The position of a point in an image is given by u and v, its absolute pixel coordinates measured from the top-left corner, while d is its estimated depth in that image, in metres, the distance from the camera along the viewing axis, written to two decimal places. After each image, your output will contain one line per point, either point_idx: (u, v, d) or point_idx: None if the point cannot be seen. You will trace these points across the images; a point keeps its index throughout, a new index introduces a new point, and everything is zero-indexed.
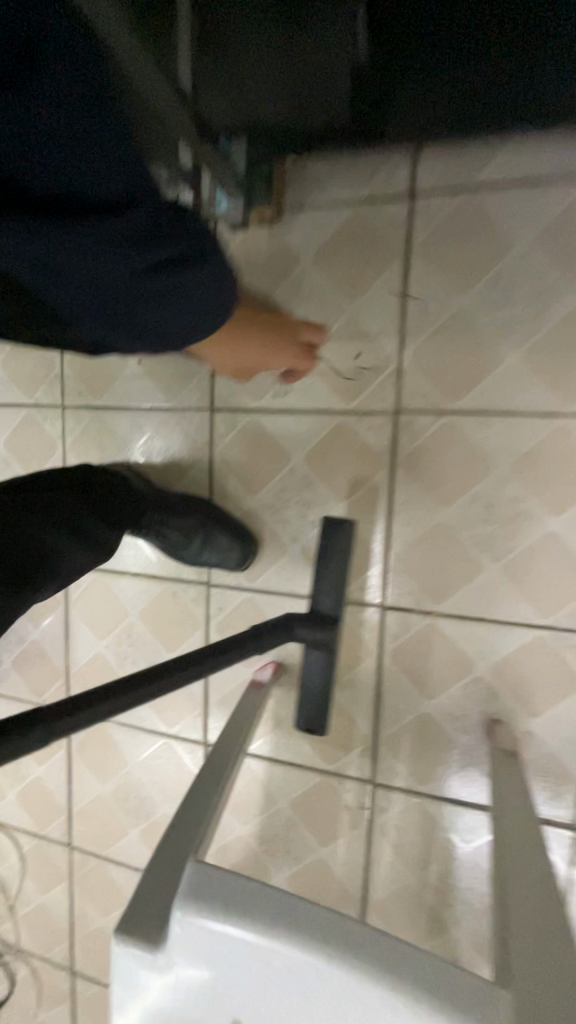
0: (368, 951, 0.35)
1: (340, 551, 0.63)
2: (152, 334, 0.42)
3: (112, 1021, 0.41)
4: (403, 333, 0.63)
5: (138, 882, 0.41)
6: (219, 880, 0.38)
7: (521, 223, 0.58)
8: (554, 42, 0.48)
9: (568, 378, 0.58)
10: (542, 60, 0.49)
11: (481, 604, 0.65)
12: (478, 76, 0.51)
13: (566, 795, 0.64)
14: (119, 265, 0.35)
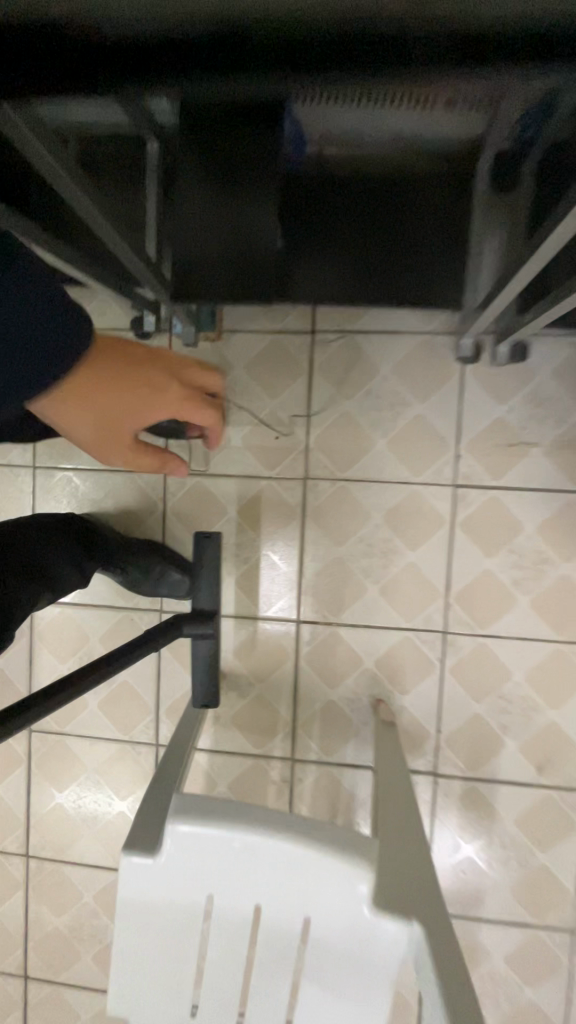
0: (294, 826, 0.58)
1: (212, 556, 0.83)
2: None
3: (118, 912, 0.59)
4: (308, 423, 0.89)
5: (135, 814, 0.61)
6: (195, 802, 0.59)
7: (383, 357, 0.87)
8: (393, 257, 0.77)
9: (417, 459, 0.87)
10: (387, 264, 0.78)
11: (367, 614, 0.91)
12: (351, 269, 0.79)
13: (426, 748, 0.91)
14: None
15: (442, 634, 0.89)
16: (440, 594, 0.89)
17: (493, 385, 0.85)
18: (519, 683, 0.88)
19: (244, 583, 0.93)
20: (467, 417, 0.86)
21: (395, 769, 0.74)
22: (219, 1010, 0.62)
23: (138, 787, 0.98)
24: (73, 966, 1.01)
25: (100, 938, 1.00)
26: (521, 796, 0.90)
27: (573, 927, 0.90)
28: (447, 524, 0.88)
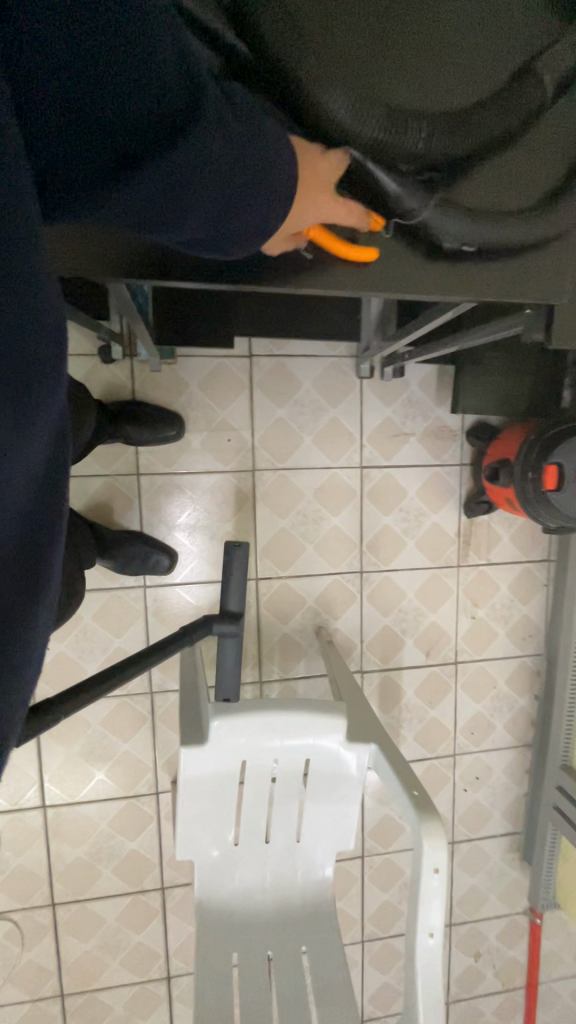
0: (292, 702, 0.90)
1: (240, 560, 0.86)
2: (239, 215, 0.44)
3: (181, 785, 0.86)
4: (252, 426, 1.15)
5: (180, 729, 0.85)
6: (228, 708, 0.88)
7: (305, 374, 1.16)
8: (306, 313, 1.06)
9: (334, 449, 1.19)
10: (300, 318, 1.06)
11: (306, 566, 1.22)
12: (275, 319, 1.05)
13: (354, 654, 1.28)
14: (206, 161, 0.39)
15: (360, 572, 1.25)
16: (357, 544, 1.23)
17: (383, 393, 1.19)
18: (412, 598, 1.28)
19: (212, 555, 1.18)
20: (366, 416, 1.19)
21: (345, 667, 1.07)
22: (255, 837, 0.92)
23: (138, 728, 1.21)
24: (95, 883, 1.23)
25: (117, 854, 1.23)
26: (418, 674, 1.31)
27: (454, 751, 1.36)
28: (359, 493, 1.22)
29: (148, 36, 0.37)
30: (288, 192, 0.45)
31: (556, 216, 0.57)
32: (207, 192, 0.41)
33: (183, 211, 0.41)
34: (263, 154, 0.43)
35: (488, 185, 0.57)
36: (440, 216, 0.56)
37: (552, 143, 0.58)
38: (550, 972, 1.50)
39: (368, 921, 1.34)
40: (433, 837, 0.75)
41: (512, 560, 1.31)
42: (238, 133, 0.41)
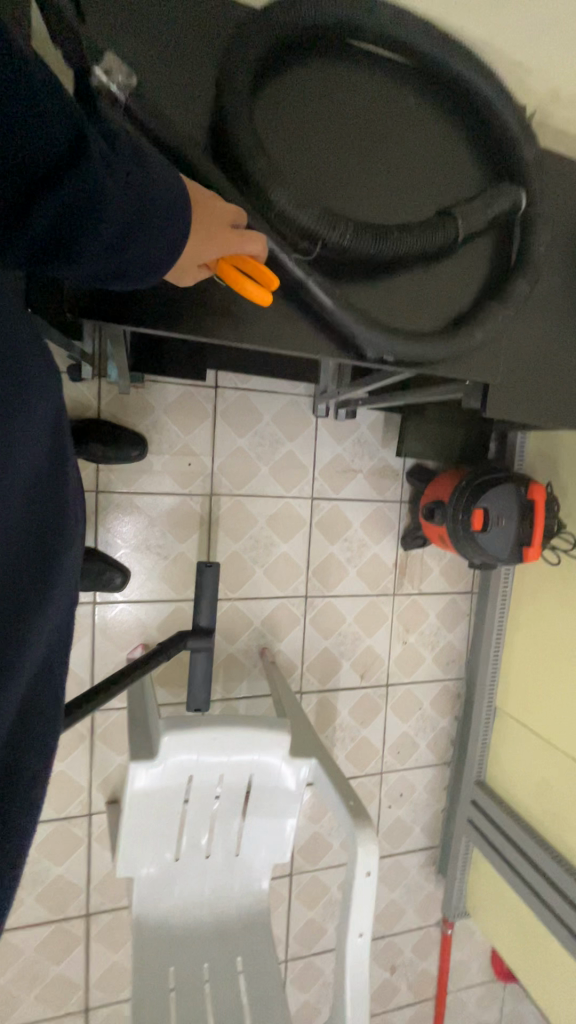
0: (241, 717, 0.95)
1: (213, 578, 0.88)
2: (144, 246, 0.49)
3: (126, 798, 0.88)
4: (212, 452, 1.21)
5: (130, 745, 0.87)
6: (181, 723, 0.91)
7: (265, 408, 1.24)
8: (271, 360, 1.16)
9: (288, 479, 1.27)
10: (265, 363, 1.16)
11: (255, 589, 1.28)
12: (242, 361, 1.14)
13: (295, 674, 1.34)
14: (109, 199, 0.44)
15: (305, 597, 1.32)
16: (304, 570, 1.31)
17: (335, 431, 1.30)
18: (351, 623, 1.37)
19: (164, 575, 1.21)
20: (319, 452, 1.29)
21: (288, 686, 1.13)
22: (196, 853, 0.95)
23: (76, 747, 1.19)
24: (16, 913, 1.17)
25: (42, 880, 1.18)
26: (353, 695, 1.40)
27: (381, 768, 1.45)
28: (308, 523, 1.30)
29: (34, 77, 0.38)
30: (172, 239, 0.50)
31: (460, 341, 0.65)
32: (112, 225, 0.45)
33: (77, 252, 0.45)
34: (146, 199, 0.47)
35: (394, 311, 0.68)
36: (362, 329, 0.61)
37: (453, 284, 0.70)
38: (458, 981, 1.60)
39: (293, 939, 1.38)
40: (367, 842, 0.81)
41: (440, 591, 1.45)
42: (123, 182, 0.45)
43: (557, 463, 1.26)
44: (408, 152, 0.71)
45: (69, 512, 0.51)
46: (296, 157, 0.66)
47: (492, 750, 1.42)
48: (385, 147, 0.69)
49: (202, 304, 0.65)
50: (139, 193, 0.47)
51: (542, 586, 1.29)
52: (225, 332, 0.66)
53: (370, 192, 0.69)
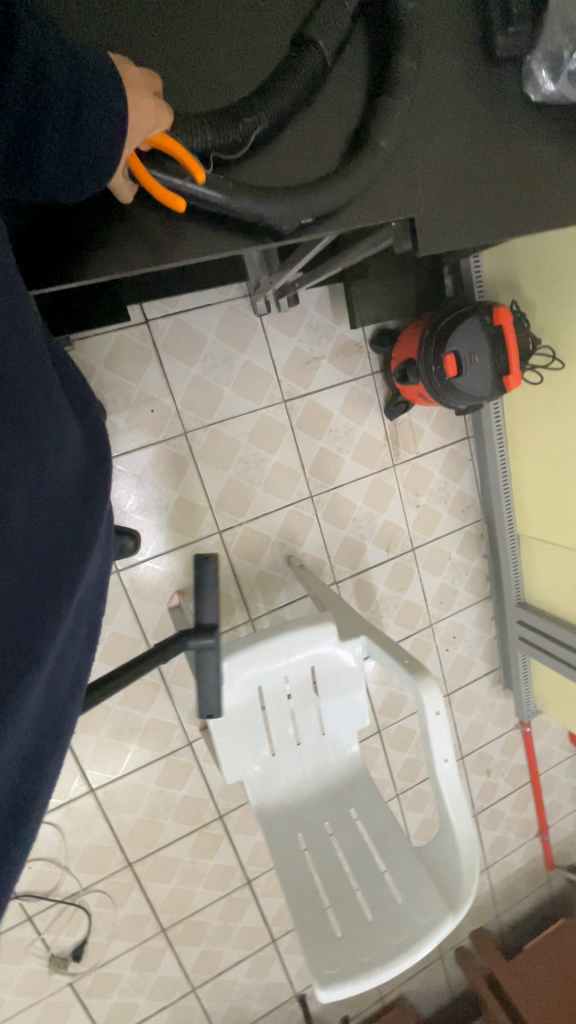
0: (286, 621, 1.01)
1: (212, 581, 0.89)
2: (95, 151, 0.45)
3: (210, 721, 0.97)
4: (171, 391, 1.17)
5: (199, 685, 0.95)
6: (233, 648, 0.98)
7: (206, 325, 1.16)
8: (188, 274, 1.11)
9: (255, 390, 1.23)
10: (182, 280, 1.11)
11: (260, 507, 1.30)
12: (159, 282, 1.09)
13: (325, 569, 1.40)
14: (50, 98, 0.41)
15: (311, 497, 1.34)
16: (301, 472, 1.32)
17: (284, 324, 1.23)
18: (362, 506, 1.40)
19: (171, 523, 1.23)
20: (275, 352, 1.23)
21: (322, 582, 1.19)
22: (288, 743, 1.07)
23: (156, 696, 1.30)
24: (161, 835, 1.36)
25: (173, 803, 1.36)
26: (384, 569, 1.46)
27: (430, 622, 1.55)
28: (289, 426, 1.28)
29: None
30: (118, 135, 0.45)
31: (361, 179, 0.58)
32: (57, 130, 0.43)
33: (35, 155, 0.44)
34: (81, 90, 0.43)
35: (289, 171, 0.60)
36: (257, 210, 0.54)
37: (340, 111, 0.60)
38: (547, 762, 1.84)
39: (398, 776, 1.58)
40: (430, 688, 0.89)
41: (438, 447, 1.45)
42: (56, 65, 0.41)
43: (515, 278, 1.18)
44: None
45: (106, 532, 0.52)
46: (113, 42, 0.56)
47: (525, 575, 1.50)
48: None
49: (149, 232, 0.58)
50: (81, 94, 0.43)
51: (532, 410, 1.28)
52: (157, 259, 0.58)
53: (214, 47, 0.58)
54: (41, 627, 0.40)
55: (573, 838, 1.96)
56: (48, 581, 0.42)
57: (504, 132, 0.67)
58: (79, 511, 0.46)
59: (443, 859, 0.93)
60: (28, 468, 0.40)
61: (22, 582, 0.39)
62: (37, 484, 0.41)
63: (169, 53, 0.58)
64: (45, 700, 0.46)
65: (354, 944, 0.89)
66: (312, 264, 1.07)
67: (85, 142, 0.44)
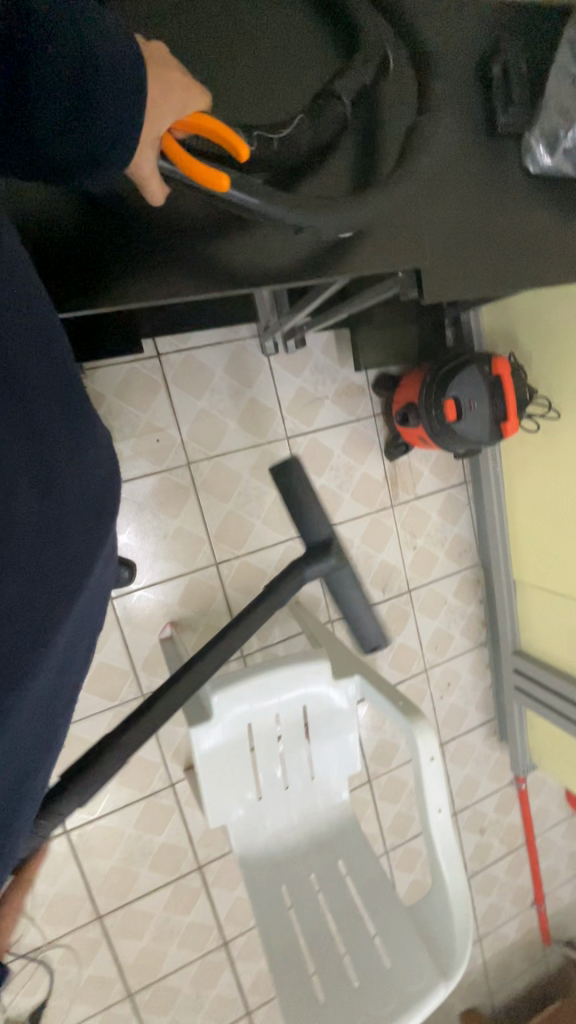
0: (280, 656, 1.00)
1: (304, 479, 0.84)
2: (105, 120, 0.41)
3: (197, 759, 0.94)
4: (177, 422, 1.19)
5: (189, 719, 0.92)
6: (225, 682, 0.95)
7: (214, 361, 1.21)
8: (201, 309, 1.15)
9: (259, 426, 1.26)
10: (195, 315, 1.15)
11: (259, 540, 1.30)
12: (172, 314, 1.13)
13: (320, 606, 1.38)
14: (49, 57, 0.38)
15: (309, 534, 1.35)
16: (301, 508, 1.33)
17: (291, 365, 1.27)
18: (360, 545, 1.40)
19: (168, 552, 1.22)
20: (281, 390, 1.27)
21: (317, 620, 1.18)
22: (275, 786, 1.02)
23: None
24: (134, 885, 1.28)
25: (150, 851, 1.28)
26: (380, 610, 1.45)
27: (424, 667, 1.52)
28: (291, 462, 1.30)
29: None
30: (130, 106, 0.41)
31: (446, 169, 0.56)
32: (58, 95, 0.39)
33: (37, 125, 0.40)
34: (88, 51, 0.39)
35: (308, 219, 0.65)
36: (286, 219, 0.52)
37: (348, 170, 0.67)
38: (542, 824, 1.76)
39: (387, 832, 1.50)
40: (424, 733, 0.87)
41: (436, 490, 1.47)
42: (58, 25, 0.38)
43: (513, 332, 1.24)
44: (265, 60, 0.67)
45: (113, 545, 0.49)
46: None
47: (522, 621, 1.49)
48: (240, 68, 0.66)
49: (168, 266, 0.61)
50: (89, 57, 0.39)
51: (529, 457, 1.31)
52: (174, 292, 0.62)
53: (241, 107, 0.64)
54: (41, 643, 0.38)
55: (570, 910, 1.85)
56: (55, 588, 0.39)
57: (508, 189, 0.72)
58: (90, 522, 0.44)
59: (436, 919, 0.88)
60: (33, 478, 0.39)
61: (27, 600, 0.37)
62: (45, 492, 0.39)
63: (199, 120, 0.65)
64: (43, 718, 0.42)
65: (337, 1016, 0.82)
66: (320, 309, 1.13)
67: (94, 113, 0.40)
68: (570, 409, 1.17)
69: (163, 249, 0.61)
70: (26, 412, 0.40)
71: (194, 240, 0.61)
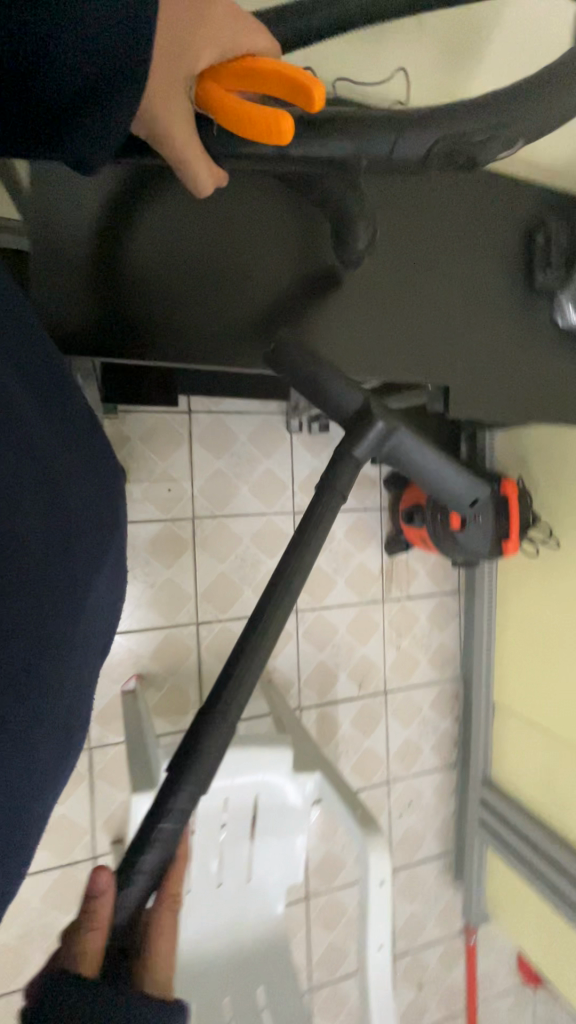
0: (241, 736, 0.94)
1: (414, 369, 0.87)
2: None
3: (130, 832, 0.87)
4: (191, 476, 1.22)
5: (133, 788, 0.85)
6: None
7: (240, 428, 1.26)
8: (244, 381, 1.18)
9: (268, 496, 1.29)
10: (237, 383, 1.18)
11: (244, 608, 1.28)
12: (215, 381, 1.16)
13: (292, 690, 1.33)
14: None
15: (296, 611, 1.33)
16: None
17: (311, 446, 1.33)
18: (344, 633, 1.38)
19: (153, 602, 1.20)
20: (296, 467, 1.31)
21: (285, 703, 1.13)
22: (207, 880, 0.93)
23: (76, 789, 1.16)
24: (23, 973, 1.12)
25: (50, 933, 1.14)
26: (352, 706, 1.39)
27: (387, 778, 1.44)
28: (292, 537, 1.32)
29: None
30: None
31: (485, 150, 0.52)
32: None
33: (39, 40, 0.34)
34: None
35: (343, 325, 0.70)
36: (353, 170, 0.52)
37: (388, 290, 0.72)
38: (488, 990, 1.57)
39: (315, 964, 1.34)
40: (378, 850, 0.80)
41: (428, 593, 1.46)
42: None
43: (523, 457, 1.31)
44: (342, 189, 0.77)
45: (120, 567, 0.47)
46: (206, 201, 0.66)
47: (495, 748, 1.43)
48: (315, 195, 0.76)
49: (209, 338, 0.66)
50: None
51: (523, 580, 1.33)
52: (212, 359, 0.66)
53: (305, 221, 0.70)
54: (48, 678, 0.36)
55: None
56: (48, 609, 0.36)
57: (535, 332, 0.79)
58: (93, 542, 0.42)
59: None
60: (37, 493, 0.37)
61: (34, 642, 0.35)
62: (47, 508, 0.38)
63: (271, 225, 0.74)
64: (51, 756, 0.37)
65: None
66: None
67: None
68: (570, 540, 1.20)
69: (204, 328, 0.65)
70: (33, 459, 0.38)
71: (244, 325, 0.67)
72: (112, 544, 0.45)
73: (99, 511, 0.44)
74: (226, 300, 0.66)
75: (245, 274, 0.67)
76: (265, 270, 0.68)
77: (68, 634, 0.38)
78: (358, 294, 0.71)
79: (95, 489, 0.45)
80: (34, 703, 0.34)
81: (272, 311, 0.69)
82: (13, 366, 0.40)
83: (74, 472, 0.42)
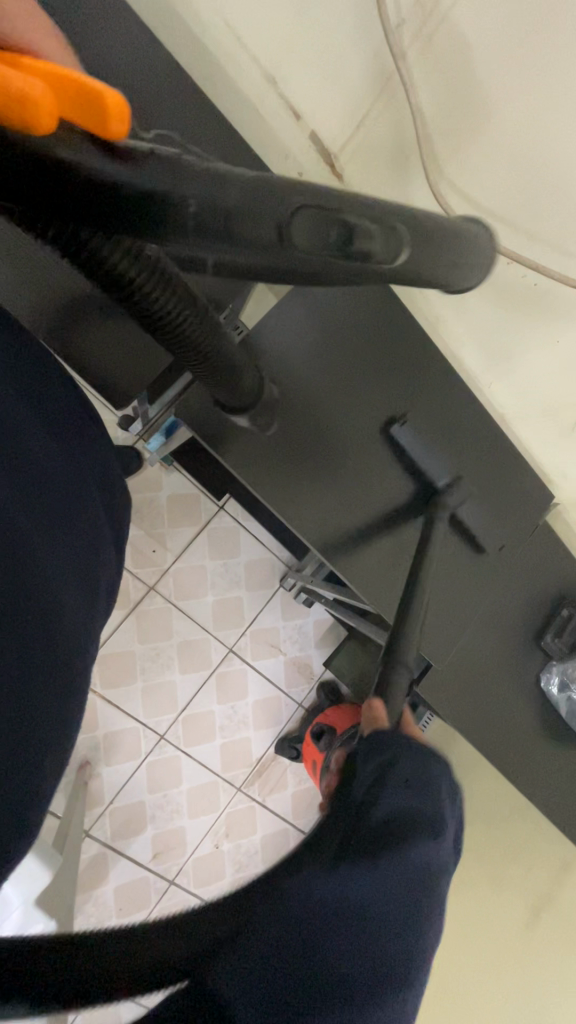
0: None
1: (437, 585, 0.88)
2: None
3: None
4: (177, 554, 1.24)
5: None
6: None
7: (245, 552, 1.30)
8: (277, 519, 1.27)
9: (221, 619, 1.28)
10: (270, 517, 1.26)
11: (122, 697, 1.19)
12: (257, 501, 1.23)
13: (94, 810, 1.17)
14: None
15: (159, 737, 1.23)
16: (178, 709, 1.24)
17: (285, 607, 1.35)
18: (182, 791, 1.25)
19: None
20: (261, 614, 1.32)
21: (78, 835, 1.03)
22: None
23: None
24: None
25: None
26: (131, 873, 1.20)
27: None
28: (211, 669, 1.27)
29: None
30: None
31: (297, 216, 0.41)
32: None
33: None
34: None
35: (342, 494, 0.83)
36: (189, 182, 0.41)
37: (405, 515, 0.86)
38: None
39: None
40: None
41: (279, 814, 1.36)
42: None
43: None
44: (430, 390, 0.87)
45: (111, 535, 0.60)
46: (361, 365, 0.83)
47: None
48: (414, 387, 0.86)
49: (259, 437, 0.78)
50: None
51: None
52: (254, 456, 0.78)
53: (405, 432, 0.85)
54: (58, 627, 0.47)
55: None
56: (43, 577, 0.46)
57: (468, 642, 0.90)
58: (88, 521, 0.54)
59: None
60: (37, 482, 0.48)
61: (60, 629, 0.47)
62: (49, 486, 0.49)
63: (364, 385, 0.84)
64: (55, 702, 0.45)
65: None
66: (340, 601, 1.25)
67: None
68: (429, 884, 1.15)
69: (263, 432, 0.77)
70: (53, 485, 0.50)
71: (298, 455, 0.80)
72: (104, 516, 0.58)
73: (95, 487, 0.57)
74: (285, 417, 0.80)
75: (331, 412, 0.82)
76: (348, 423, 0.83)
77: (66, 581, 0.49)
78: (390, 489, 0.86)
79: (91, 474, 0.58)
80: (50, 642, 0.45)
81: (318, 451, 0.81)
82: (58, 440, 0.53)
83: (90, 484, 0.56)
